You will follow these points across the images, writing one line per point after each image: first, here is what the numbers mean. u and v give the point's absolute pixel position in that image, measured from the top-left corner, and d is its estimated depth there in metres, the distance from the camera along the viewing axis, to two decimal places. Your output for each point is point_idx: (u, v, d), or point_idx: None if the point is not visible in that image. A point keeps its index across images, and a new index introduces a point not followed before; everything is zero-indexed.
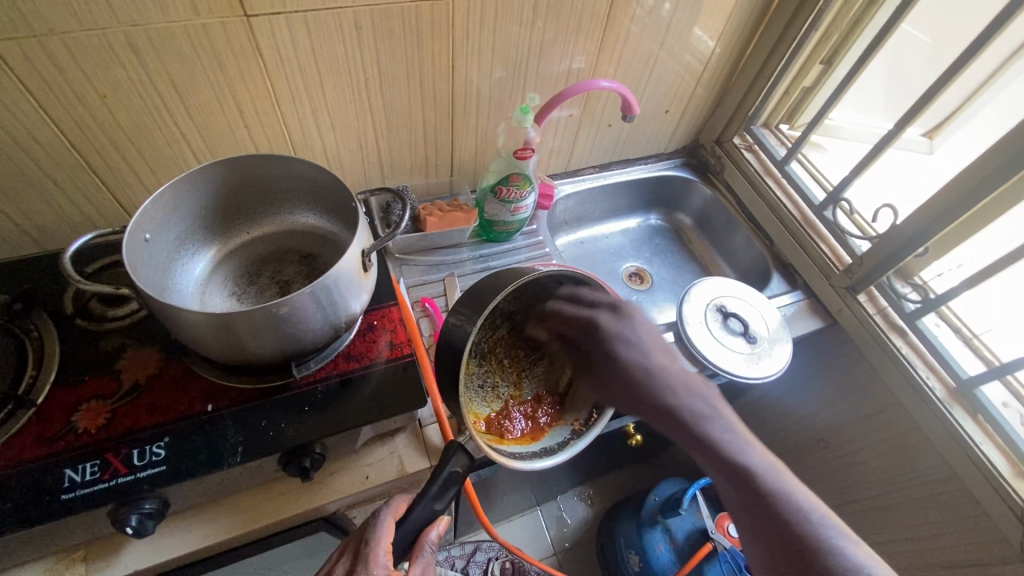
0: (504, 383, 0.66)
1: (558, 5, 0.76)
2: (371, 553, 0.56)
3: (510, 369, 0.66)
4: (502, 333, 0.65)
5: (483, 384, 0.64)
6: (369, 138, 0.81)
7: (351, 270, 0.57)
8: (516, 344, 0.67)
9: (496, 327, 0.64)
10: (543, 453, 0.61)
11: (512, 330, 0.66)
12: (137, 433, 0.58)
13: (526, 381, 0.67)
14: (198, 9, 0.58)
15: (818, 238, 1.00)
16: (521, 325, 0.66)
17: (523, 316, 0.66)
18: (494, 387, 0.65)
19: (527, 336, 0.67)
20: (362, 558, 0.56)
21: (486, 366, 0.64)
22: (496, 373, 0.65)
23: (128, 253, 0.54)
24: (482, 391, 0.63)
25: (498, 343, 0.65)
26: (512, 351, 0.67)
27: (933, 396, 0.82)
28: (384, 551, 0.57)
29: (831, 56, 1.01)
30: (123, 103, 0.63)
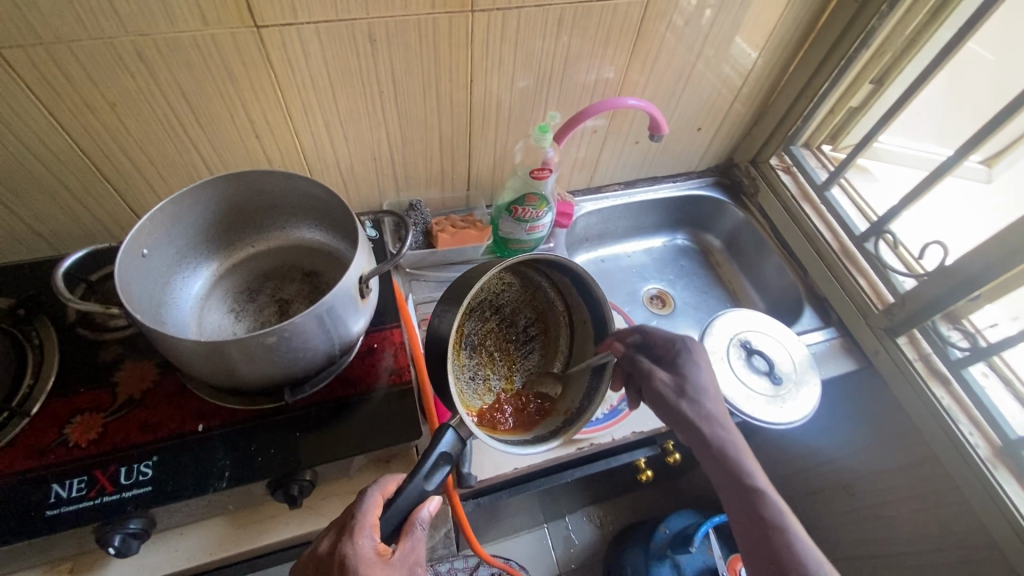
0: (495, 375, 0.67)
1: (586, 18, 0.72)
2: (357, 525, 0.52)
3: (501, 361, 0.68)
4: (492, 326, 0.69)
5: (473, 375, 0.66)
6: (383, 151, 0.79)
7: (348, 301, 0.54)
8: (507, 337, 0.69)
9: (484, 319, 0.69)
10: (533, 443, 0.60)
11: (501, 322, 0.70)
12: (127, 450, 0.57)
13: (517, 373, 0.68)
14: (208, 20, 0.56)
15: (856, 272, 0.93)
16: (510, 318, 0.70)
17: (512, 309, 0.70)
18: (484, 378, 0.66)
19: (517, 329, 0.70)
20: (348, 530, 0.52)
21: (476, 357, 0.67)
22: (487, 365, 0.67)
23: (124, 269, 0.53)
24: (473, 382, 0.65)
25: (488, 336, 0.69)
26: (503, 345, 0.69)
27: (975, 454, 0.75)
28: (371, 524, 0.53)
29: (883, 76, 0.93)
30: (132, 112, 0.62)
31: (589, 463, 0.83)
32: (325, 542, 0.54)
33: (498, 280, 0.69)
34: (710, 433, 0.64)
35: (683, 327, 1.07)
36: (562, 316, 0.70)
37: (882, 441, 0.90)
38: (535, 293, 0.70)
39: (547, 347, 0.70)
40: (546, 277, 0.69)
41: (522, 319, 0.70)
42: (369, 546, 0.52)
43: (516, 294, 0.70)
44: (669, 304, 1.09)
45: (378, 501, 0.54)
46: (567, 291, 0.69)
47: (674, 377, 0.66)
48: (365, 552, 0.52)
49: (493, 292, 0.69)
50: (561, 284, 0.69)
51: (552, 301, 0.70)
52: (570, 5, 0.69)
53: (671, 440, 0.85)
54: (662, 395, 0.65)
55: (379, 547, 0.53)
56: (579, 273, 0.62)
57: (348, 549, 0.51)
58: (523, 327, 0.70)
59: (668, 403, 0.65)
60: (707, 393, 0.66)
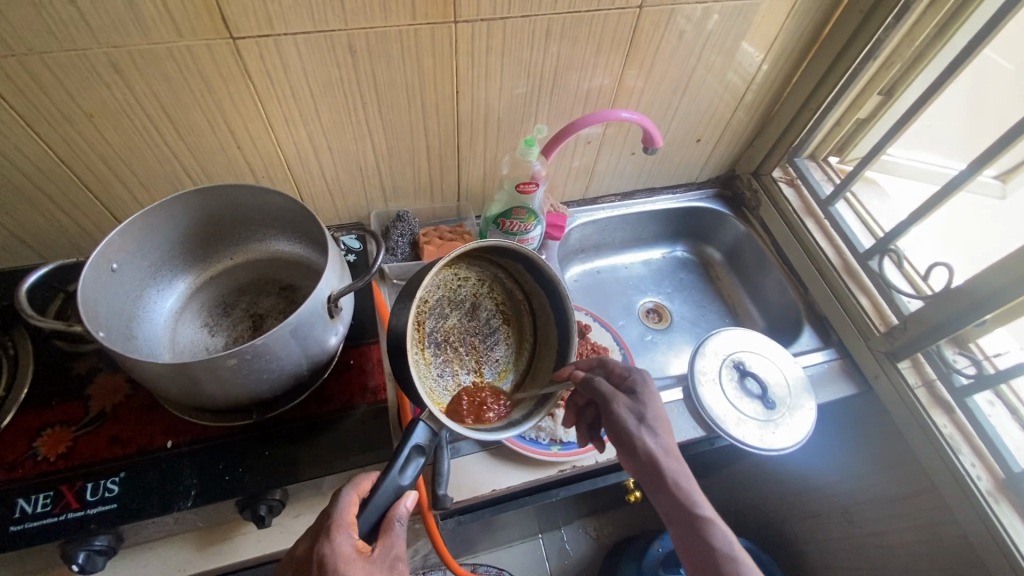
0: (463, 369, 0.66)
1: (575, 28, 0.70)
2: (334, 524, 0.51)
3: (468, 354, 0.67)
4: (454, 321, 0.67)
5: (441, 372, 0.64)
6: (369, 161, 0.78)
7: (314, 322, 0.53)
8: (469, 331, 0.68)
9: (445, 315, 0.67)
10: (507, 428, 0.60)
11: (462, 317, 0.68)
12: (95, 466, 0.57)
13: (485, 368, 0.67)
14: (182, 31, 0.56)
15: (859, 291, 0.90)
16: (471, 311, 0.68)
17: (473, 302, 0.68)
18: (453, 374, 0.64)
19: (479, 322, 0.68)
20: (324, 529, 0.51)
21: (441, 353, 0.65)
22: (454, 361, 0.65)
23: (92, 284, 0.52)
24: (442, 379, 0.63)
25: (451, 331, 0.67)
26: (467, 339, 0.67)
27: (976, 488, 0.72)
28: (349, 522, 0.52)
29: (892, 88, 0.90)
30: (110, 122, 0.62)
31: (574, 482, 0.79)
32: (303, 545, 0.52)
33: (451, 273, 0.67)
34: (667, 466, 0.59)
35: (680, 343, 1.04)
36: (522, 303, 0.70)
37: (881, 468, 0.87)
38: (492, 284, 0.69)
39: (511, 336, 0.70)
40: (500, 266, 0.69)
41: (483, 312, 0.69)
42: (347, 544, 0.51)
43: (473, 287, 0.68)
44: (665, 319, 1.07)
45: (354, 498, 0.53)
46: (522, 278, 0.68)
47: (634, 405, 0.63)
48: (343, 549, 0.50)
49: (449, 287, 0.67)
50: (515, 270, 0.68)
51: (511, 290, 0.70)
52: (558, 16, 0.67)
53: None
54: (621, 423, 0.61)
55: (358, 545, 0.51)
56: (529, 255, 0.62)
57: (325, 548, 0.50)
58: (485, 319, 0.69)
59: (627, 433, 0.61)
60: (664, 426, 0.62)
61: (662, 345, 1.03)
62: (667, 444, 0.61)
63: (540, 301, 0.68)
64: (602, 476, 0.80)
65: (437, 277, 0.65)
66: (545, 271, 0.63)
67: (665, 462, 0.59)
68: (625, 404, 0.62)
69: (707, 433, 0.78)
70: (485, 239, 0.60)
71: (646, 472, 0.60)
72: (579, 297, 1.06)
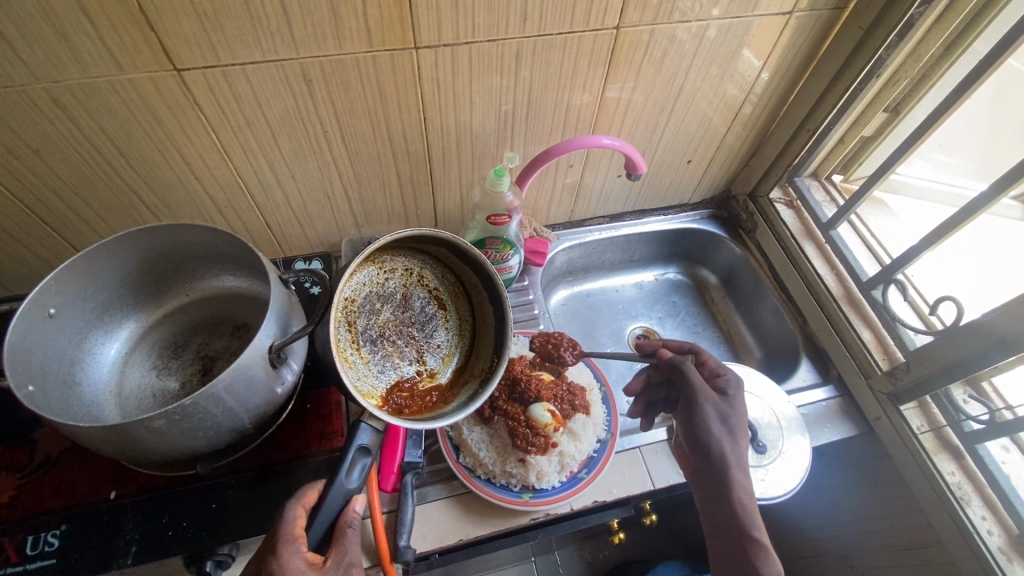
0: (405, 361, 0.63)
1: (547, 51, 0.66)
2: (282, 538, 0.50)
3: (407, 345, 0.64)
4: (387, 315, 0.63)
5: (381, 368, 0.61)
6: (336, 189, 0.75)
7: (254, 374, 0.50)
8: (405, 320, 0.64)
9: (376, 310, 0.63)
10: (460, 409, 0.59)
11: (395, 308, 0.64)
12: (36, 517, 0.55)
13: (427, 354, 0.64)
14: (122, 64, 0.53)
15: (859, 324, 0.84)
16: (402, 302, 0.64)
17: (403, 290, 0.65)
18: (395, 368, 0.62)
19: (414, 310, 0.65)
20: (273, 545, 0.50)
21: (379, 350, 0.62)
22: (394, 354, 0.62)
23: (28, 332, 0.50)
24: (383, 375, 0.61)
25: (385, 325, 0.63)
26: (403, 330, 0.64)
27: (986, 547, 0.66)
28: (298, 536, 0.51)
29: (898, 104, 0.83)
30: (57, 157, 0.59)
31: (552, 524, 0.73)
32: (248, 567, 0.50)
33: (376, 266, 0.63)
34: (735, 473, 0.61)
35: None
36: (456, 285, 0.67)
37: (883, 514, 0.81)
38: (422, 271, 0.66)
39: (449, 320, 0.66)
40: (425, 252, 0.66)
41: (416, 300, 0.65)
42: (298, 557, 0.50)
43: (402, 278, 0.65)
44: None
45: (300, 512, 0.53)
46: (451, 260, 0.66)
47: (719, 406, 0.64)
48: (295, 562, 0.50)
49: (376, 282, 0.63)
50: (440, 252, 0.65)
51: (443, 273, 0.67)
52: (528, 39, 0.64)
53: (646, 501, 0.76)
54: (704, 421, 0.62)
55: (308, 557, 0.51)
56: (445, 236, 0.60)
57: (274, 565, 0.49)
58: (419, 306, 0.65)
59: (707, 431, 0.62)
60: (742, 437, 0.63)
61: None
62: (741, 451, 0.62)
63: (473, 282, 0.66)
64: (583, 517, 0.73)
65: (356, 275, 0.61)
66: (467, 250, 0.61)
67: (736, 470, 0.61)
68: (712, 403, 0.63)
69: None
70: (401, 231, 0.57)
71: (712, 471, 0.61)
72: (566, 323, 1.02)
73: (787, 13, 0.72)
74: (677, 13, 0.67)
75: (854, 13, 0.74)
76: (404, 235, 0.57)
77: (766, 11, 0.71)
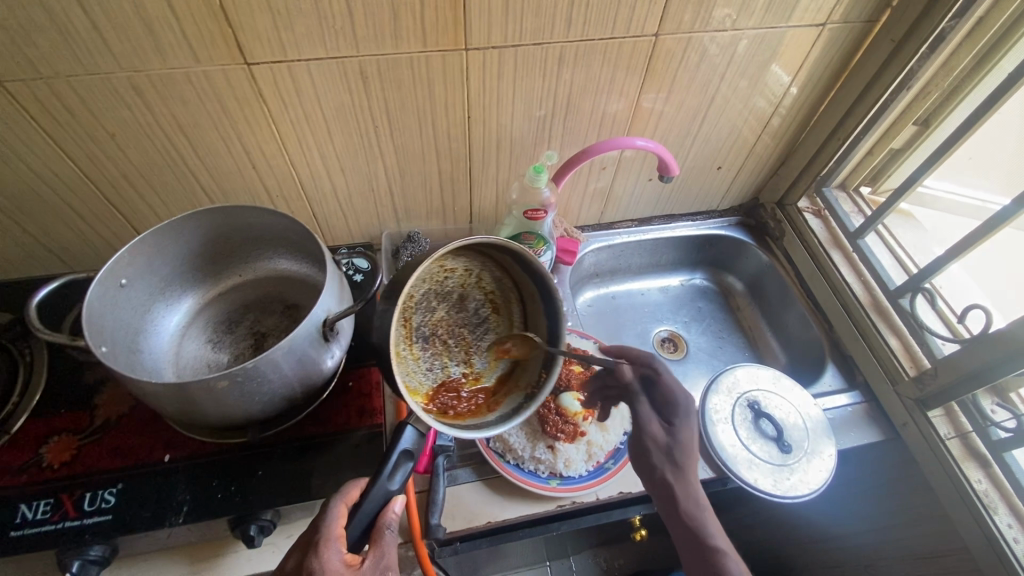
0: (453, 362, 0.63)
1: (588, 56, 0.69)
2: (322, 539, 0.52)
3: (457, 346, 0.64)
4: (441, 314, 0.63)
5: (430, 367, 0.61)
6: (381, 183, 0.78)
7: (307, 345, 0.53)
8: (459, 322, 0.64)
9: (432, 307, 0.63)
10: (501, 422, 0.59)
11: (450, 308, 0.64)
12: (95, 475, 0.58)
13: (476, 358, 0.64)
14: (199, 57, 0.57)
15: (887, 331, 0.84)
16: (459, 302, 0.64)
17: (461, 291, 0.64)
18: (443, 368, 0.62)
19: (469, 312, 0.65)
20: (313, 546, 0.51)
21: (430, 347, 0.62)
22: (444, 353, 0.63)
23: (102, 298, 0.54)
24: (430, 374, 0.61)
25: (439, 323, 0.63)
26: (456, 331, 0.64)
27: (1012, 553, 0.66)
28: (338, 535, 0.52)
29: (928, 117, 0.85)
30: (131, 141, 0.64)
31: (575, 517, 0.73)
32: (291, 561, 0.52)
33: (438, 266, 0.62)
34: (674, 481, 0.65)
35: (695, 374, 1.00)
36: (512, 291, 0.66)
37: (909, 522, 0.81)
38: (481, 273, 0.65)
39: (502, 324, 0.66)
40: (488, 256, 0.65)
41: (472, 302, 0.65)
42: (336, 558, 0.51)
43: (461, 278, 0.64)
44: (681, 348, 1.03)
45: (342, 511, 0.54)
46: (511, 265, 0.65)
47: (665, 436, 0.69)
48: (332, 565, 0.51)
49: (435, 278, 0.63)
50: (502, 258, 0.65)
51: (501, 277, 0.66)
52: (570, 43, 0.67)
53: None
54: (646, 450, 0.68)
55: (346, 558, 0.52)
56: (513, 246, 0.59)
57: (315, 564, 0.50)
58: (474, 309, 0.65)
59: (649, 459, 0.68)
60: (691, 456, 0.67)
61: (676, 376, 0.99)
62: (687, 473, 0.66)
63: (531, 291, 0.65)
64: (607, 512, 0.73)
65: (419, 274, 0.61)
66: (531, 261, 0.60)
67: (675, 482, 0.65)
68: (654, 435, 0.69)
69: (717, 476, 0.74)
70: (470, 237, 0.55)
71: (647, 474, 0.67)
72: (592, 323, 1.04)
73: (821, 24, 0.74)
74: (713, 22, 0.70)
75: (886, 26, 0.76)
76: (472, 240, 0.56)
77: (800, 23, 0.73)
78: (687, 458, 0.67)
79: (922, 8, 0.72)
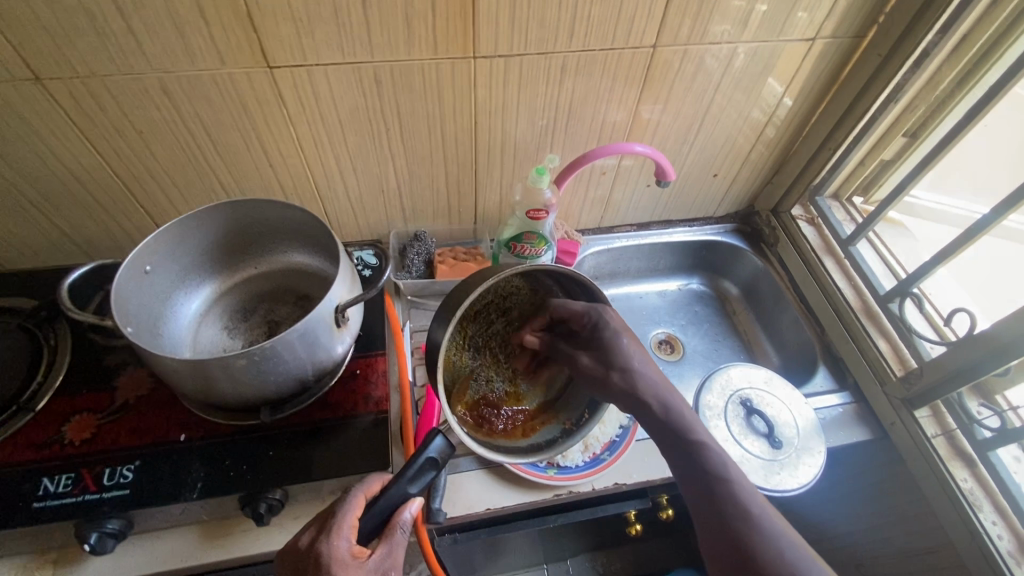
0: (499, 379, 0.67)
1: (589, 65, 0.73)
2: (335, 526, 0.53)
3: (506, 364, 0.68)
4: (497, 328, 0.69)
5: (477, 377, 0.65)
6: (390, 183, 0.82)
7: (320, 330, 0.57)
8: (513, 339, 0.69)
9: (489, 322, 0.68)
10: (528, 450, 0.61)
11: (505, 326, 0.69)
12: (114, 452, 0.61)
13: (521, 379, 0.68)
14: (225, 60, 0.62)
15: (877, 334, 0.87)
16: (517, 321, 0.69)
17: (519, 313, 0.69)
18: (488, 381, 0.66)
19: (523, 333, 0.69)
20: (326, 529, 0.53)
21: (480, 358, 0.67)
22: (492, 368, 0.67)
23: (127, 281, 0.58)
24: (476, 384, 0.65)
25: (493, 339, 0.68)
26: (508, 347, 0.69)
27: (996, 549, 0.68)
28: (350, 525, 0.54)
29: (917, 129, 0.88)
30: (157, 139, 0.68)
31: (573, 511, 0.78)
32: (304, 537, 0.54)
33: (506, 283, 0.66)
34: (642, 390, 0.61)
35: (691, 375, 1.02)
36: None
37: (900, 520, 0.83)
38: (546, 298, 0.69)
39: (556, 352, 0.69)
40: (557, 283, 0.67)
41: (528, 323, 0.69)
42: (344, 547, 0.52)
43: (525, 297, 0.68)
44: (678, 350, 1.05)
45: (359, 502, 0.55)
46: (577, 299, 0.67)
47: (597, 355, 0.63)
48: (339, 553, 0.52)
49: (498, 296, 0.67)
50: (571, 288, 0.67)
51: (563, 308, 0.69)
52: (573, 53, 0.71)
53: (663, 495, 0.80)
54: (591, 375, 0.63)
55: (354, 549, 0.53)
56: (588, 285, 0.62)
57: (323, 549, 0.52)
58: (530, 331, 0.69)
59: (598, 382, 0.62)
60: (636, 359, 0.62)
61: (673, 376, 1.01)
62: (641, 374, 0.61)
63: None
64: (602, 505, 0.79)
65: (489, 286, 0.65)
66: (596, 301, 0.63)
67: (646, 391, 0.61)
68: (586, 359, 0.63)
69: None
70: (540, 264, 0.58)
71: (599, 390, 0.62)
72: None
73: (811, 39, 0.78)
74: (709, 35, 0.74)
75: (874, 41, 0.80)
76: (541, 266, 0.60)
77: (792, 38, 0.77)
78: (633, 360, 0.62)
79: (907, 24, 0.76)
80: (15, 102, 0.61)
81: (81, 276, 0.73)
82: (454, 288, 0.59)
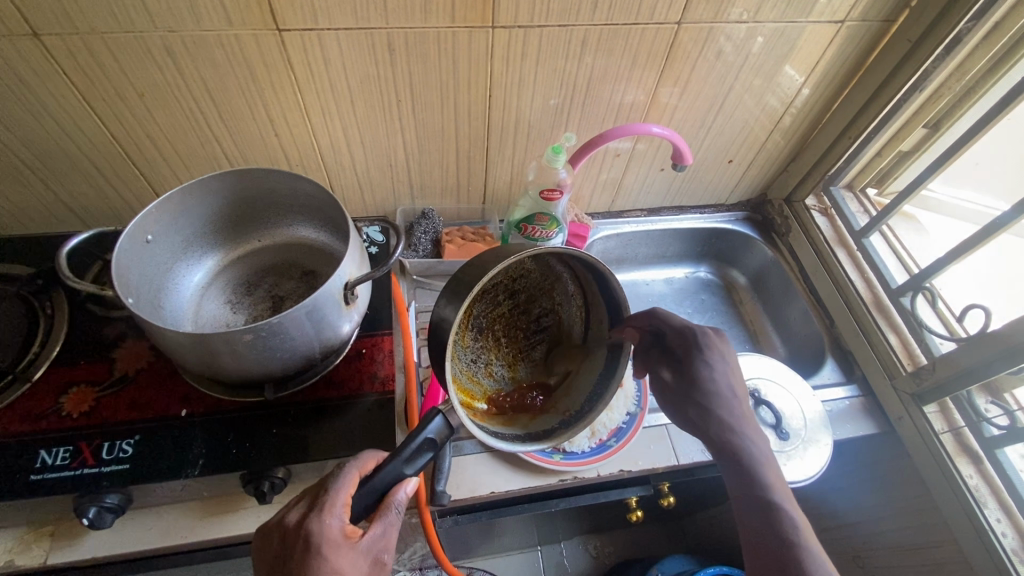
0: (497, 361, 0.63)
1: (611, 40, 0.70)
2: (328, 503, 0.51)
3: (506, 348, 0.64)
4: (502, 310, 0.63)
5: (476, 359, 0.62)
6: (399, 159, 0.80)
7: (329, 307, 0.55)
8: (514, 324, 0.64)
9: (495, 302, 0.62)
10: (525, 438, 0.58)
11: (513, 308, 0.63)
12: (113, 426, 0.60)
13: (521, 363, 0.65)
14: (232, 21, 0.59)
15: (887, 328, 0.86)
16: (524, 305, 0.64)
17: (526, 295, 0.63)
18: (487, 362, 0.62)
19: (528, 319, 0.64)
20: (318, 507, 0.50)
21: (481, 341, 0.62)
22: (491, 350, 0.63)
23: (128, 251, 0.56)
24: (474, 366, 0.61)
25: (496, 320, 0.63)
26: (510, 332, 0.64)
27: (1001, 546, 0.68)
28: (342, 503, 0.51)
29: (938, 120, 0.85)
30: (158, 102, 0.65)
31: (576, 495, 0.77)
32: (294, 512, 0.52)
33: (519, 263, 0.60)
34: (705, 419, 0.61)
35: None
36: (579, 310, 0.65)
37: (904, 514, 0.83)
38: (555, 283, 0.63)
39: (557, 340, 0.66)
40: (568, 269, 0.62)
41: (535, 309, 0.64)
42: (336, 527, 0.50)
43: (534, 279, 0.62)
44: None
45: (354, 479, 0.53)
46: (590, 287, 0.62)
47: (677, 377, 0.65)
48: (331, 532, 0.50)
49: (509, 275, 0.61)
50: (583, 276, 0.61)
51: (573, 295, 0.64)
52: (595, 27, 0.68)
53: (665, 483, 0.79)
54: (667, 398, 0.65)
55: (346, 528, 0.51)
56: (610, 276, 0.56)
57: (314, 526, 0.50)
58: (534, 316, 0.64)
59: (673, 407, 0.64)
60: (715, 393, 0.63)
61: None
62: (708, 404, 0.62)
63: (599, 317, 0.63)
64: (605, 491, 0.79)
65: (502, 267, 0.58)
66: (618, 289, 0.57)
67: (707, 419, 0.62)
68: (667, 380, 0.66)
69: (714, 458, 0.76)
70: (568, 248, 0.52)
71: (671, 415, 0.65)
72: None
73: (839, 22, 0.75)
74: (734, 14, 0.71)
75: (902, 27, 0.78)
76: (572, 250, 0.53)
77: (819, 19, 0.74)
78: (709, 390, 0.63)
79: (939, 10, 0.73)
80: (11, 59, 0.58)
81: (79, 244, 0.71)
82: (463, 265, 0.54)
